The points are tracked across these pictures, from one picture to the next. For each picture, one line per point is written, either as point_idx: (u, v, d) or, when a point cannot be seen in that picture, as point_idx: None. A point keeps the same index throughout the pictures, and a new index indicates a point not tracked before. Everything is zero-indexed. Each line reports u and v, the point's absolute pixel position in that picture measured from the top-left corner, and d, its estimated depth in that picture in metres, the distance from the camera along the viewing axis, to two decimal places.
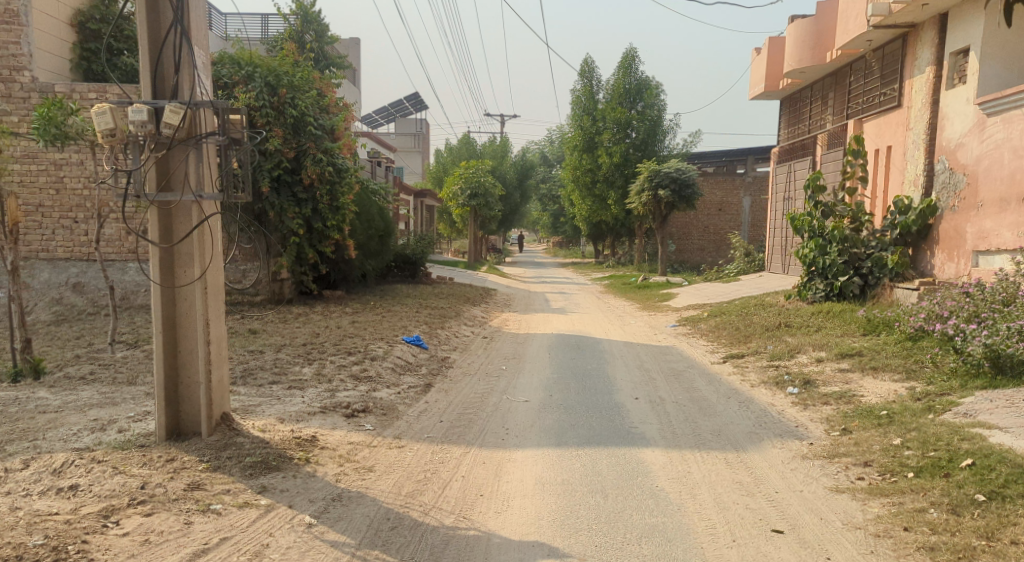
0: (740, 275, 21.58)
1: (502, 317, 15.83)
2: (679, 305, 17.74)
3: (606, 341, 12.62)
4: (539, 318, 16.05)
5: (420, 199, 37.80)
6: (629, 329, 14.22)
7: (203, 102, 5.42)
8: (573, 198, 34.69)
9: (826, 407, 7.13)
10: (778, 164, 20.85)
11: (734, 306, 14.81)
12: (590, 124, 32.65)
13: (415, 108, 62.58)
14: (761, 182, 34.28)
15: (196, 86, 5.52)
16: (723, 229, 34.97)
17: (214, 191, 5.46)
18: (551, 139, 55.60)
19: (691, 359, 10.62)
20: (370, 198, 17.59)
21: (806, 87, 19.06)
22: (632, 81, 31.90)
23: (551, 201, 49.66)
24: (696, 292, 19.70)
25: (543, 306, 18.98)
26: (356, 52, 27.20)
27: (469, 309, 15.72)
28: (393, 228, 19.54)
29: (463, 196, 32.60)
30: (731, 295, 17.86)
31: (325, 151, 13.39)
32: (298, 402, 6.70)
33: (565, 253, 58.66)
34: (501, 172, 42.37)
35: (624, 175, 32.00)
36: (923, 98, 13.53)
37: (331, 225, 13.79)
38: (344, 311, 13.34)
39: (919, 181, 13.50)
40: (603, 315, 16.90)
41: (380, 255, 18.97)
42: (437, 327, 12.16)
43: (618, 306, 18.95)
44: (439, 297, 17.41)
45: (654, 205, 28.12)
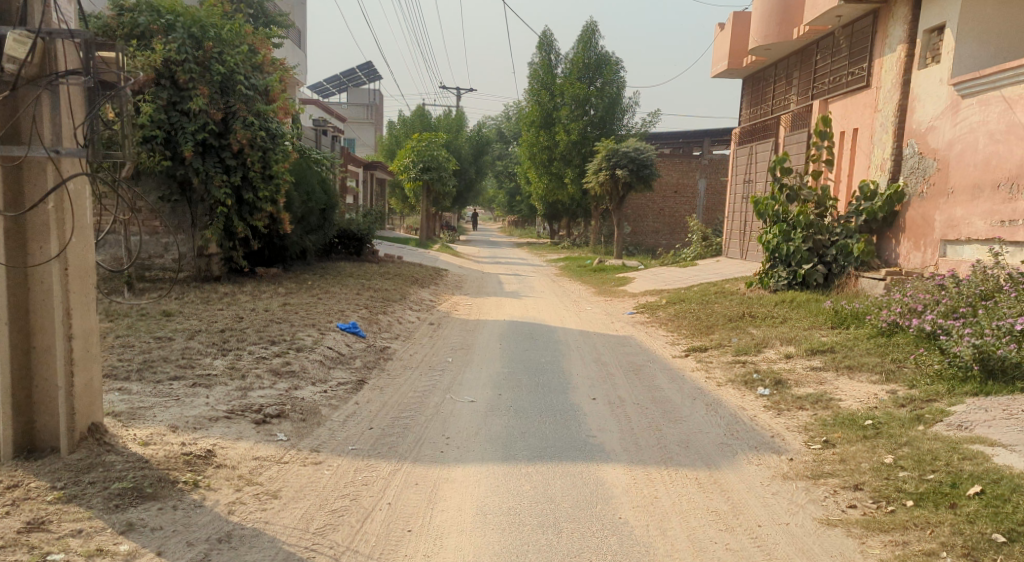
0: (698, 259, 21.01)
1: (450, 301, 14.89)
2: (636, 289, 17.05)
3: (561, 329, 11.81)
4: (490, 302, 15.16)
5: (369, 173, 36.49)
6: (584, 315, 13.45)
7: (59, 33, 4.79)
8: (529, 176, 33.86)
9: (803, 414, 6.40)
10: (739, 145, 20.25)
11: (694, 293, 14.13)
12: (548, 99, 31.74)
13: (369, 80, 60.75)
14: (718, 165, 33.77)
15: (48, 13, 4.87)
16: (678, 211, 34.44)
17: (74, 143, 4.87)
18: (508, 116, 54.47)
19: (650, 352, 9.84)
20: (309, 170, 16.44)
21: (770, 65, 18.41)
22: (591, 56, 30.98)
23: (507, 179, 48.72)
24: (654, 276, 19.04)
25: (495, 288, 18.10)
26: (303, 15, 25.81)
27: (415, 291, 14.74)
28: (336, 203, 18.41)
29: (415, 170, 31.46)
30: (690, 280, 17.22)
31: (256, 114, 12.33)
32: (200, 405, 5.74)
33: (520, 232, 57.79)
34: (455, 147, 41.21)
35: (581, 153, 31.20)
36: (893, 78, 12.94)
37: (263, 196, 12.71)
38: (276, 292, 12.27)
39: (886, 165, 12.94)
40: (558, 299, 16.10)
41: (321, 231, 17.84)
42: (376, 312, 11.16)
43: (573, 289, 18.18)
44: (384, 276, 16.38)
45: (611, 184, 27.40)
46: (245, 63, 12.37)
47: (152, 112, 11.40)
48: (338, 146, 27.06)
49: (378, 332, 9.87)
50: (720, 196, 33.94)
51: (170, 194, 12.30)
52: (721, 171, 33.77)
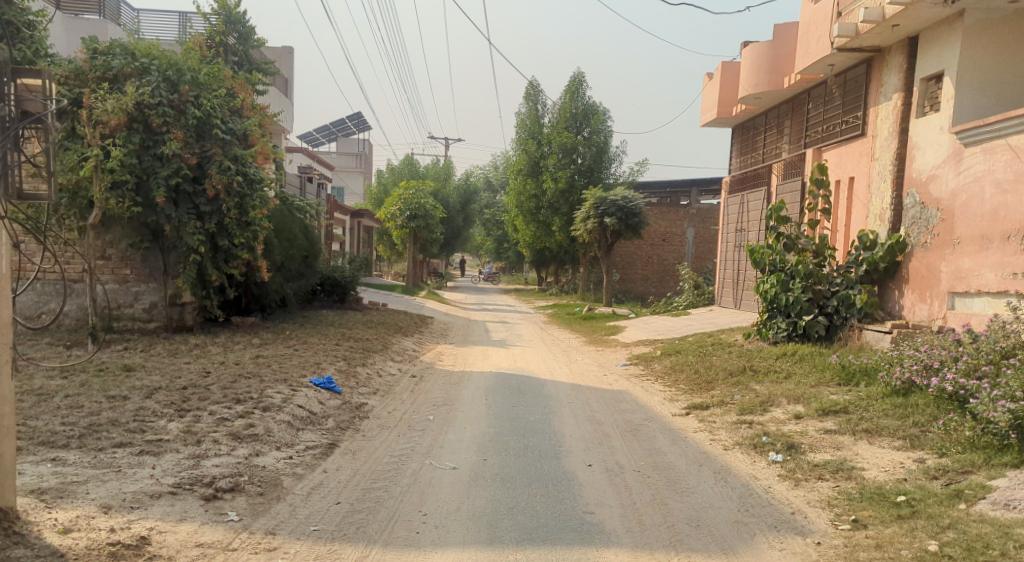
0: (691, 308, 20.45)
1: (434, 351, 14.19)
2: (629, 340, 16.42)
3: (551, 383, 11.12)
4: (475, 352, 14.47)
5: (356, 220, 35.99)
6: (576, 367, 12.79)
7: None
8: (517, 223, 33.48)
9: (823, 486, 5.74)
10: (730, 194, 19.84)
11: (689, 345, 13.50)
12: (535, 148, 31.53)
13: (357, 127, 60.72)
14: (706, 213, 33.52)
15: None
16: (667, 260, 34.08)
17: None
18: (495, 163, 54.40)
19: (647, 408, 9.17)
20: (288, 216, 15.81)
21: (761, 113, 18.08)
22: (578, 106, 30.82)
23: (495, 227, 48.40)
24: (646, 326, 18.44)
25: (482, 337, 17.42)
26: (289, 62, 25.50)
27: (397, 341, 14.03)
28: (318, 249, 17.75)
29: (401, 217, 30.97)
30: (684, 330, 16.62)
31: (233, 159, 11.71)
32: (144, 479, 5.03)
33: (508, 279, 57.32)
34: (443, 194, 40.87)
35: (568, 201, 30.87)
36: (888, 126, 12.50)
37: (239, 243, 12.02)
38: (250, 342, 11.55)
39: (885, 216, 12.42)
40: (547, 349, 15.44)
41: (303, 279, 17.14)
42: (355, 364, 10.46)
43: (563, 339, 17.54)
44: (365, 326, 15.67)
45: (599, 232, 26.99)
46: (221, 107, 11.76)
47: (124, 157, 10.69)
48: (323, 192, 26.54)
49: (354, 388, 9.14)
50: (708, 244, 33.61)
51: (139, 240, 11.59)
52: (709, 220, 33.52)
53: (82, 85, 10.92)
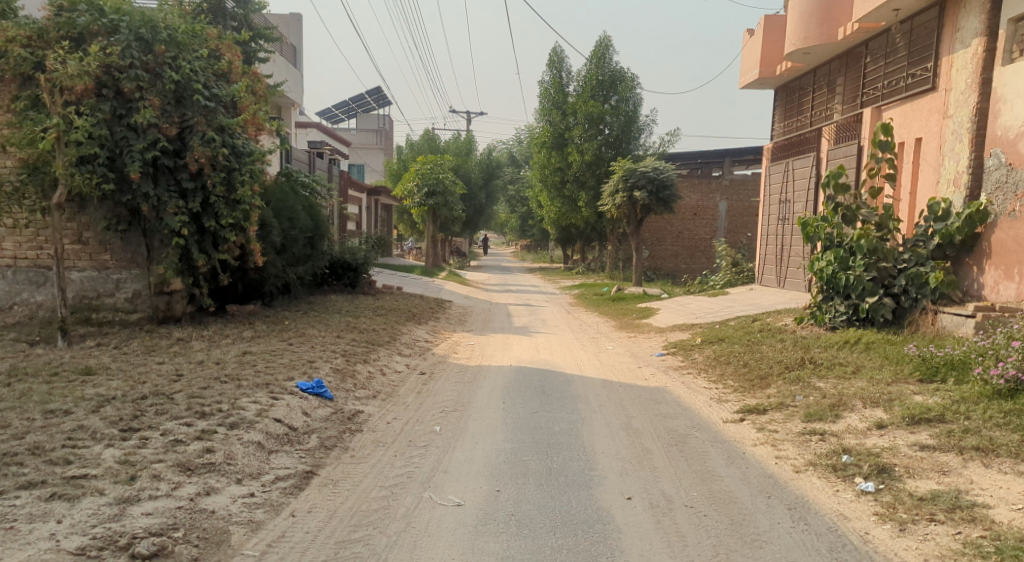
0: (729, 287, 18.97)
1: (449, 340, 12.92)
2: (663, 324, 14.99)
3: (579, 379, 9.78)
4: (494, 341, 13.19)
5: (373, 197, 34.74)
6: (607, 358, 11.42)
7: None
8: (541, 199, 32.05)
9: (942, 536, 4.38)
10: (772, 162, 18.27)
11: (733, 331, 12.06)
12: (560, 119, 29.98)
13: (378, 104, 59.36)
14: (739, 186, 31.91)
15: None
16: (698, 235, 32.51)
17: None
18: (519, 138, 52.83)
19: (693, 411, 7.83)
20: (288, 195, 14.60)
21: (809, 71, 16.49)
22: (604, 73, 29.16)
23: (519, 204, 46.95)
24: (682, 307, 16.99)
25: (503, 323, 16.13)
26: (297, 31, 24.13)
27: (408, 330, 12.78)
28: (327, 230, 16.51)
29: (419, 194, 29.66)
30: (724, 312, 15.17)
31: (218, 129, 10.57)
32: (38, 545, 3.94)
33: (532, 257, 55.98)
34: (464, 170, 39.48)
35: (595, 174, 29.33)
36: (966, 77, 10.98)
37: (227, 224, 10.83)
38: (240, 336, 10.36)
39: (962, 181, 10.93)
40: (574, 335, 14.07)
41: (308, 263, 15.93)
42: (352, 362, 9.22)
43: (591, 323, 16.17)
44: (376, 312, 14.44)
45: (628, 206, 25.49)
46: (205, 69, 10.55)
47: (92, 127, 9.56)
48: (336, 169, 25.29)
49: (347, 393, 7.87)
50: (741, 219, 32.00)
51: (116, 223, 10.51)
52: (742, 192, 31.93)
53: (47, 48, 9.64)
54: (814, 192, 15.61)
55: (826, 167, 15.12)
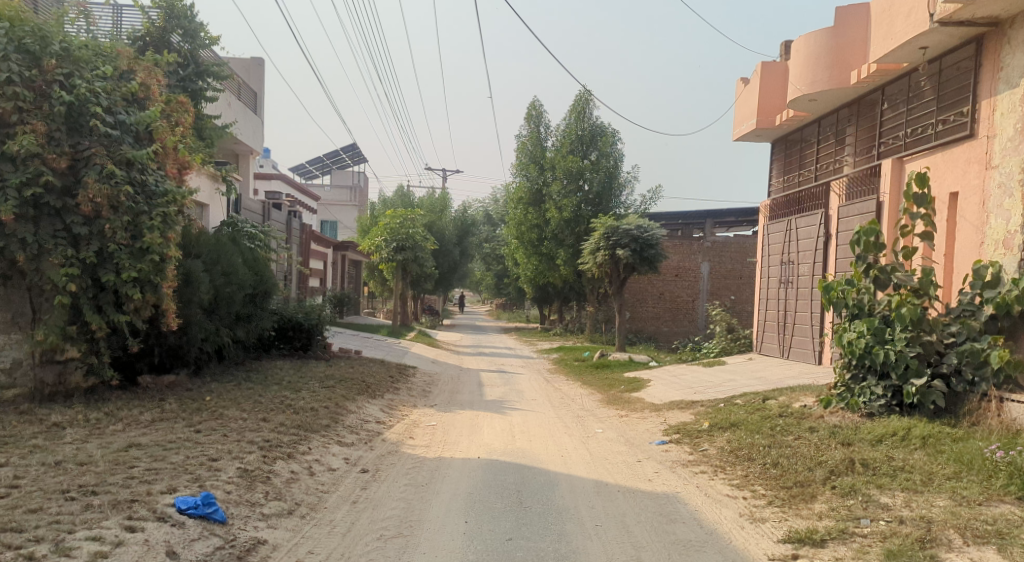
0: (724, 355, 17.08)
1: (406, 420, 10.81)
2: (658, 399, 12.98)
3: (565, 478, 7.72)
4: (461, 419, 11.09)
5: (339, 252, 32.75)
6: (596, 447, 9.36)
7: None
8: (517, 257, 30.27)
9: None
10: (770, 220, 16.57)
11: (746, 415, 10.06)
12: (537, 173, 28.39)
13: (353, 160, 57.77)
14: (721, 248, 30.42)
15: None
16: (679, 297, 30.84)
17: None
18: (496, 197, 51.36)
19: (719, 537, 5.80)
20: (226, 245, 12.57)
21: (812, 122, 14.86)
22: (584, 127, 27.65)
23: (496, 262, 45.20)
24: (675, 379, 15.02)
25: (472, 395, 14.02)
26: (259, 76, 22.25)
27: (358, 406, 10.67)
28: (275, 288, 14.44)
29: (387, 249, 27.69)
30: (727, 386, 13.20)
31: (125, 164, 8.70)
32: None
33: (508, 317, 54.04)
34: (438, 227, 37.69)
35: (574, 232, 27.61)
36: (1016, 122, 9.34)
37: (128, 280, 8.78)
38: (136, 421, 8.22)
39: (1016, 243, 9.18)
40: (556, 413, 12.00)
41: (248, 324, 13.81)
42: (270, 458, 7.15)
43: (574, 397, 14.12)
44: (323, 382, 12.31)
45: (610, 265, 23.76)
46: (111, 92, 8.76)
47: None
48: (296, 222, 23.29)
49: (248, 510, 5.78)
50: (725, 281, 30.41)
51: None
52: (724, 254, 30.43)
53: None
54: (823, 254, 13.87)
55: (840, 225, 13.37)
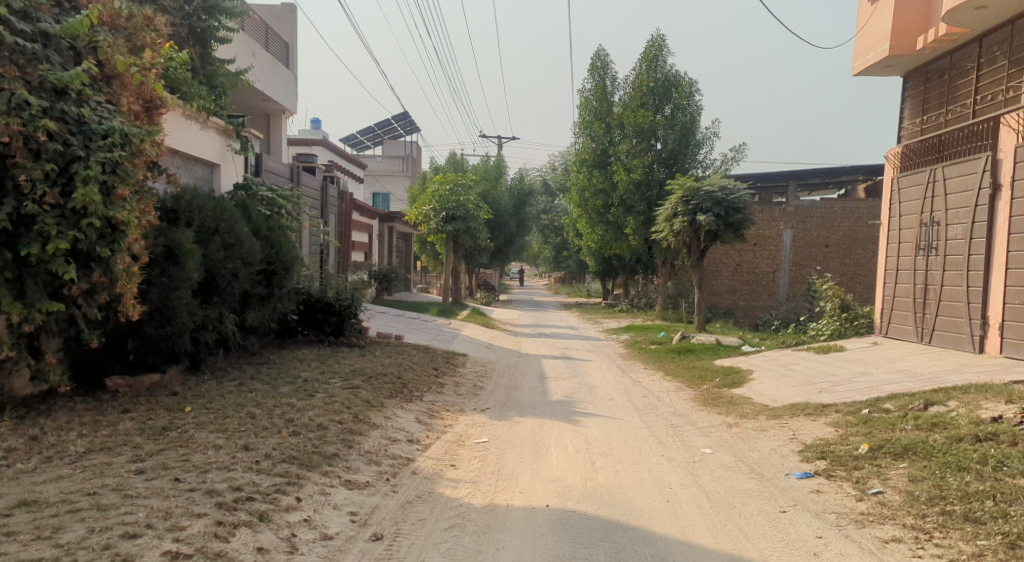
0: (841, 341, 14.00)
1: (449, 435, 8.24)
2: (772, 401, 10.13)
3: (683, 550, 5.01)
4: (521, 433, 8.46)
5: (385, 224, 30.32)
6: (713, 483, 6.61)
7: None
8: (580, 227, 27.47)
9: None
10: (909, 170, 13.43)
11: (921, 436, 7.12)
12: (603, 132, 25.53)
13: (405, 130, 55.30)
14: (806, 212, 27.07)
15: None
16: (758, 269, 27.64)
17: None
18: (554, 165, 48.41)
19: None
20: (228, 209, 10.17)
21: (981, 40, 11.67)
22: (657, 77, 24.56)
23: (554, 234, 42.47)
24: (786, 370, 12.12)
25: (532, 392, 11.40)
26: (291, 24, 19.76)
27: (386, 418, 8.12)
28: (297, 264, 12.06)
29: (436, 219, 25.16)
30: (860, 385, 10.25)
31: (52, 93, 6.38)
32: None
33: (568, 291, 51.30)
34: (493, 196, 35.04)
35: (644, 197, 24.61)
36: None
37: (56, 254, 6.39)
38: (65, 453, 5.81)
39: None
40: (645, 422, 9.27)
41: (261, 307, 11.43)
42: (229, 525, 4.68)
43: (661, 395, 11.36)
44: (350, 381, 9.82)
45: (689, 233, 20.84)
46: None
47: None
48: (335, 190, 20.90)
49: None
50: (810, 251, 27.09)
51: None
52: (809, 221, 27.08)
53: None
54: (1001, 210, 10.77)
55: None
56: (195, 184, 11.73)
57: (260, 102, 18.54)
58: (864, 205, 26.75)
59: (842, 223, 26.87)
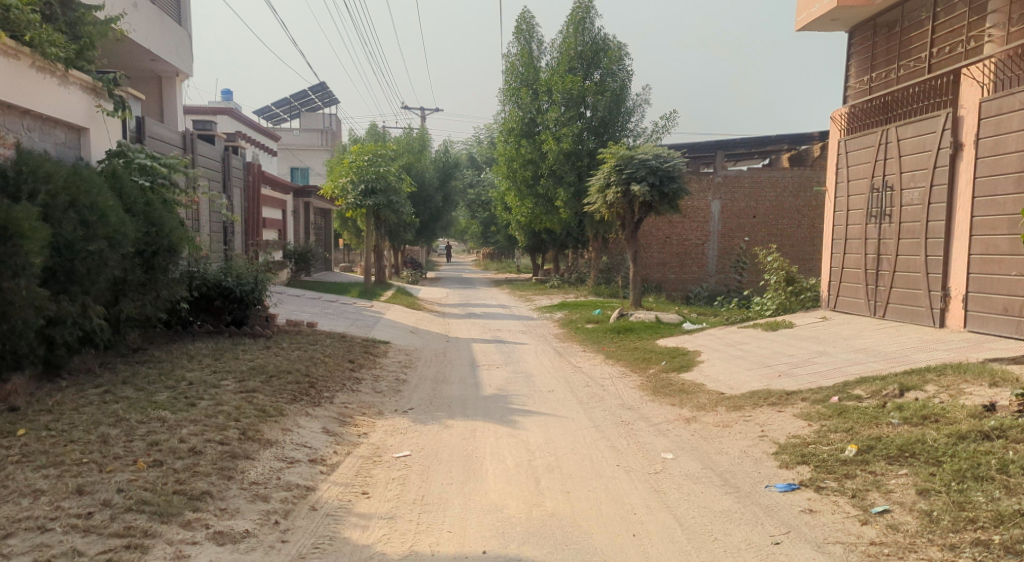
0: (789, 317, 13.15)
1: (362, 449, 6.87)
2: (729, 389, 9.10)
3: None
4: (449, 442, 7.16)
5: (301, 199, 28.38)
6: (681, 502, 5.47)
7: None
8: (508, 200, 26.16)
9: None
10: (855, 132, 12.54)
11: (914, 432, 6.10)
12: (530, 99, 24.29)
13: (324, 102, 52.75)
14: (735, 182, 26.43)
15: None
16: (688, 241, 26.92)
17: None
18: (479, 138, 46.90)
19: None
20: (87, 178, 8.47)
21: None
22: (585, 41, 23.37)
23: (480, 209, 41.13)
24: (737, 352, 11.15)
25: (462, 385, 10.10)
26: None
27: (283, 431, 6.69)
28: (183, 243, 10.42)
29: (354, 193, 23.43)
30: (821, 367, 9.32)
31: None
32: None
33: (496, 267, 50.08)
34: (417, 169, 33.40)
35: (575, 167, 23.45)
36: None
37: None
38: None
39: None
40: (592, 420, 8.10)
41: (140, 296, 9.79)
42: None
43: (605, 385, 10.23)
44: (245, 383, 8.32)
45: (623, 204, 19.82)
46: None
47: None
48: (241, 162, 19.03)
49: None
50: (739, 222, 26.51)
51: None
52: (738, 191, 26.46)
53: None
54: (962, 171, 9.95)
55: (993, 128, 9.43)
56: (53, 151, 9.99)
57: (147, 61, 16.60)
58: (791, 175, 26.31)
59: (769, 193, 26.39)
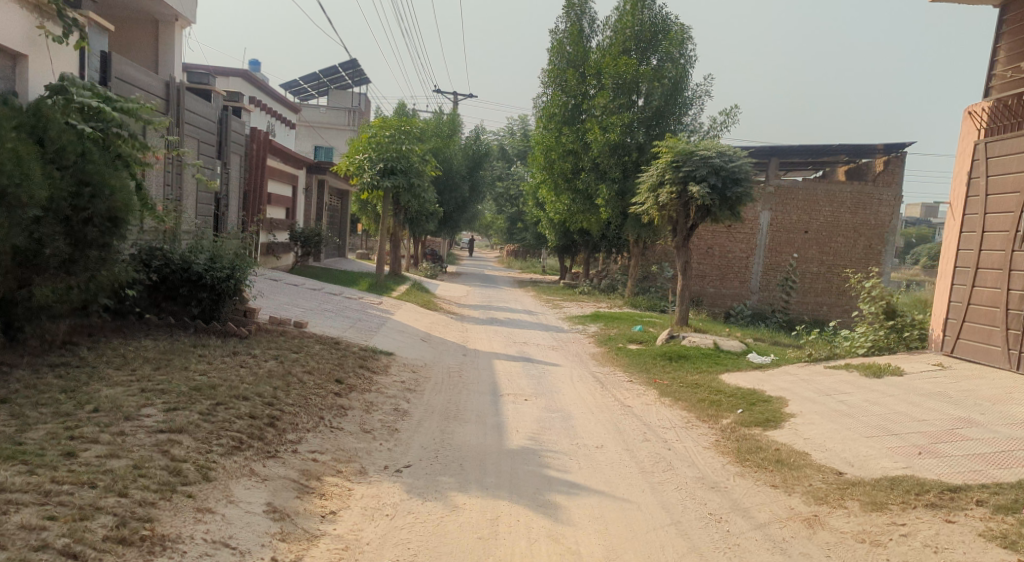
0: (892, 360, 10.49)
1: (321, 552, 4.39)
2: (854, 471, 6.49)
3: None
4: (457, 545, 4.64)
5: (315, 178, 26.02)
6: None
7: None
8: (542, 194, 23.67)
9: None
10: (1012, 132, 9.81)
11: None
12: (576, 82, 21.79)
13: (355, 83, 50.35)
14: (787, 193, 23.66)
15: None
16: (732, 254, 24.15)
17: None
18: (513, 130, 44.28)
19: None
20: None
21: None
22: (643, 20, 20.72)
23: (509, 203, 38.63)
24: (840, 407, 8.52)
25: (479, 428, 7.58)
26: None
27: (196, 520, 4.27)
28: (135, 210, 8.15)
29: (372, 172, 20.99)
30: (982, 447, 6.67)
31: None
32: None
33: (520, 265, 47.52)
34: (444, 155, 30.91)
35: (620, 163, 20.80)
36: None
37: None
38: None
39: None
40: (668, 510, 5.55)
41: (60, 277, 7.48)
42: None
43: (670, 443, 7.64)
44: (174, 415, 5.81)
45: (678, 205, 17.20)
46: None
47: None
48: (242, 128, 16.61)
49: None
50: (789, 236, 23.74)
51: None
52: (790, 204, 23.68)
53: None
54: None
55: None
56: None
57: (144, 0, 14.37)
58: (855, 189, 23.52)
59: (825, 208, 23.64)
